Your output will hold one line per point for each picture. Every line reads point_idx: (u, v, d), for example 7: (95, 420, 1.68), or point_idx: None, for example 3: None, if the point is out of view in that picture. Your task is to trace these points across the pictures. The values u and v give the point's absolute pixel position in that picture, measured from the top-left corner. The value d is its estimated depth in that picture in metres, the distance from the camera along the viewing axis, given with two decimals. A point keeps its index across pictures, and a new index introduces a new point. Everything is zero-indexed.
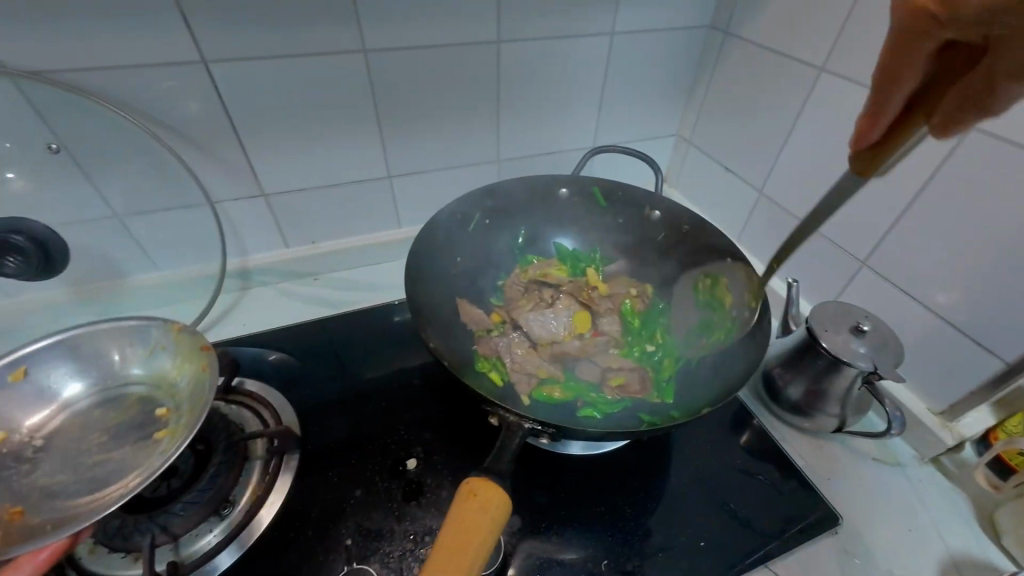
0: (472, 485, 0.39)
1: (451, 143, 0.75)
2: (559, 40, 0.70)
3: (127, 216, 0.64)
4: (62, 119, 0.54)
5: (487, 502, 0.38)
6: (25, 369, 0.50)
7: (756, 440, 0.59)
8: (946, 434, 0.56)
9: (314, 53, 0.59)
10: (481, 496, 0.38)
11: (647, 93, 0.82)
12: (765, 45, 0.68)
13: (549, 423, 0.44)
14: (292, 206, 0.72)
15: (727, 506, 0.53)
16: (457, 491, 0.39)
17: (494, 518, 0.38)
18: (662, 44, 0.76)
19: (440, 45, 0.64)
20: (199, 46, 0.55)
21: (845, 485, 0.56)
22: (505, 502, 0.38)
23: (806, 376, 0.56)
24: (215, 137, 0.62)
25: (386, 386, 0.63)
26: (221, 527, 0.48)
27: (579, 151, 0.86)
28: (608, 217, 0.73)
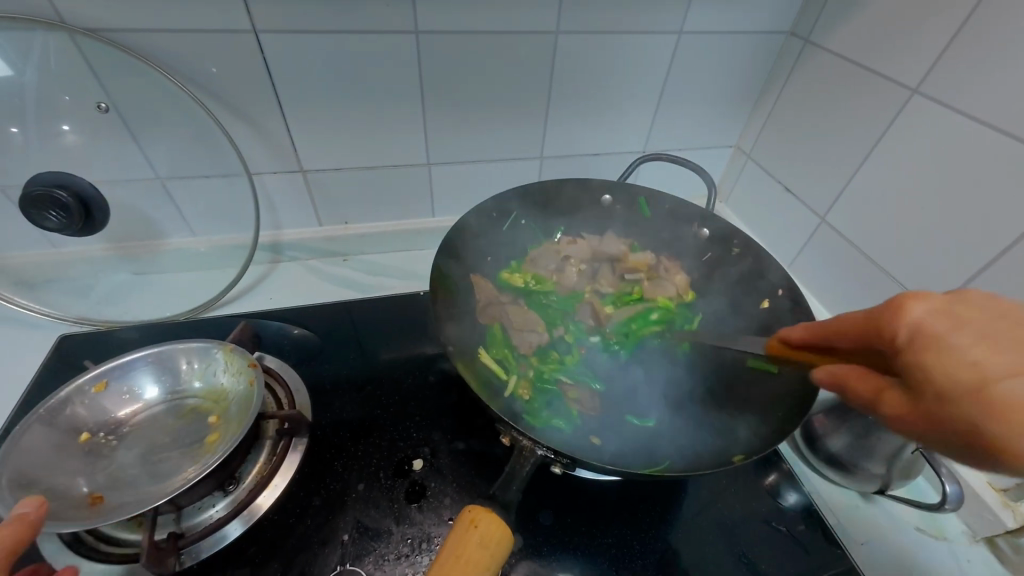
0: (473, 515, 0.38)
1: (495, 135, 0.72)
2: (622, 35, 0.65)
3: (170, 180, 0.64)
4: (114, 79, 0.54)
5: (487, 537, 0.37)
6: (107, 380, 0.51)
7: (784, 484, 0.55)
8: (1007, 515, 0.50)
9: (364, 31, 0.57)
10: (482, 529, 0.37)
11: (709, 99, 0.76)
12: (850, 58, 0.62)
13: (563, 453, 0.42)
14: (329, 184, 0.71)
15: (745, 557, 0.49)
16: (458, 519, 0.38)
17: (493, 554, 0.36)
18: (732, 47, 0.70)
19: (495, 32, 0.61)
20: (250, 16, 0.53)
21: (880, 553, 0.51)
22: (505, 540, 0.37)
23: (852, 430, 0.51)
24: (260, 109, 0.61)
25: (401, 377, 0.62)
26: (225, 503, 0.48)
27: (628, 155, 0.81)
28: (651, 229, 0.69)
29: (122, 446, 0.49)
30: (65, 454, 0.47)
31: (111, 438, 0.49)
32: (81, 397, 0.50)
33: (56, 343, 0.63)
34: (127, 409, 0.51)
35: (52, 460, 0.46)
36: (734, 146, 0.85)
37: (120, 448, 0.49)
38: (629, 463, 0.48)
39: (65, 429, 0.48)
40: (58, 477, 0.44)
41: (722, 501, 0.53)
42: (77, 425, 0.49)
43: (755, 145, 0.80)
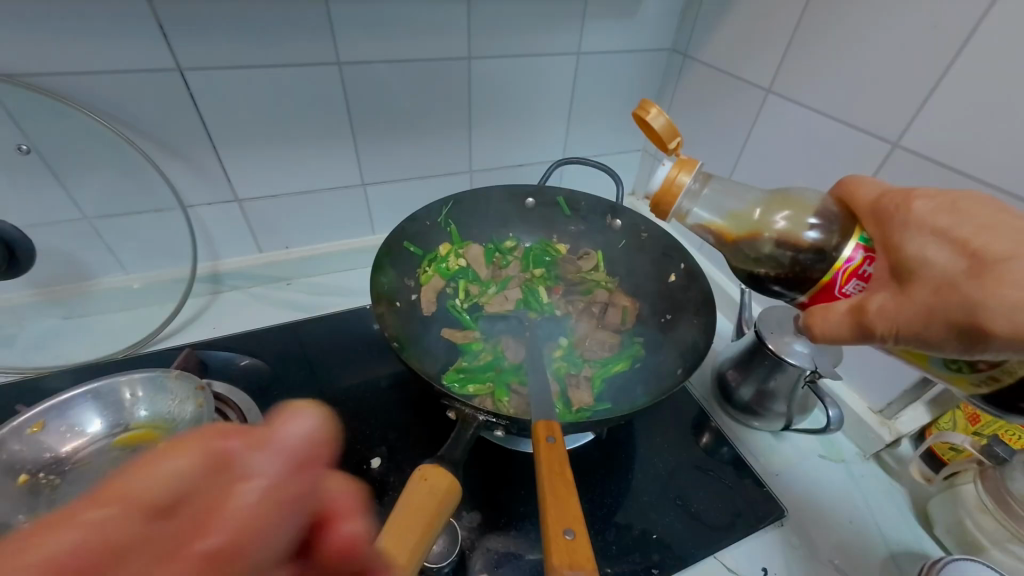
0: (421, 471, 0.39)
1: (424, 153, 0.77)
2: (528, 57, 0.73)
3: (97, 219, 0.64)
4: (34, 123, 0.55)
5: (437, 486, 0.38)
6: (45, 421, 0.50)
7: (715, 442, 0.61)
8: (885, 431, 0.59)
9: (288, 64, 0.62)
10: (432, 479, 0.38)
11: (613, 109, 0.86)
12: (719, 67, 0.73)
13: (503, 415, 0.44)
14: (266, 211, 0.73)
15: (682, 501, 0.55)
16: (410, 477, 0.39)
17: (444, 500, 0.37)
18: (626, 63, 0.81)
19: (414, 60, 0.67)
20: (175, 55, 0.56)
21: (793, 480, 0.58)
22: (456, 486, 0.38)
23: (755, 377, 0.59)
24: (190, 144, 0.63)
25: (356, 388, 0.64)
26: None
27: (548, 164, 0.89)
28: (572, 225, 0.73)
29: (66, 483, 0.48)
30: (5, 498, 0.46)
31: (53, 477, 0.48)
32: (15, 440, 0.49)
33: None
34: (68, 447, 0.50)
35: None
36: (642, 150, 0.95)
37: (64, 485, 0.48)
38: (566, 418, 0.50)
39: (1, 474, 0.47)
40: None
41: (659, 455, 0.59)
42: (14, 469, 0.48)
43: (658, 147, 0.91)
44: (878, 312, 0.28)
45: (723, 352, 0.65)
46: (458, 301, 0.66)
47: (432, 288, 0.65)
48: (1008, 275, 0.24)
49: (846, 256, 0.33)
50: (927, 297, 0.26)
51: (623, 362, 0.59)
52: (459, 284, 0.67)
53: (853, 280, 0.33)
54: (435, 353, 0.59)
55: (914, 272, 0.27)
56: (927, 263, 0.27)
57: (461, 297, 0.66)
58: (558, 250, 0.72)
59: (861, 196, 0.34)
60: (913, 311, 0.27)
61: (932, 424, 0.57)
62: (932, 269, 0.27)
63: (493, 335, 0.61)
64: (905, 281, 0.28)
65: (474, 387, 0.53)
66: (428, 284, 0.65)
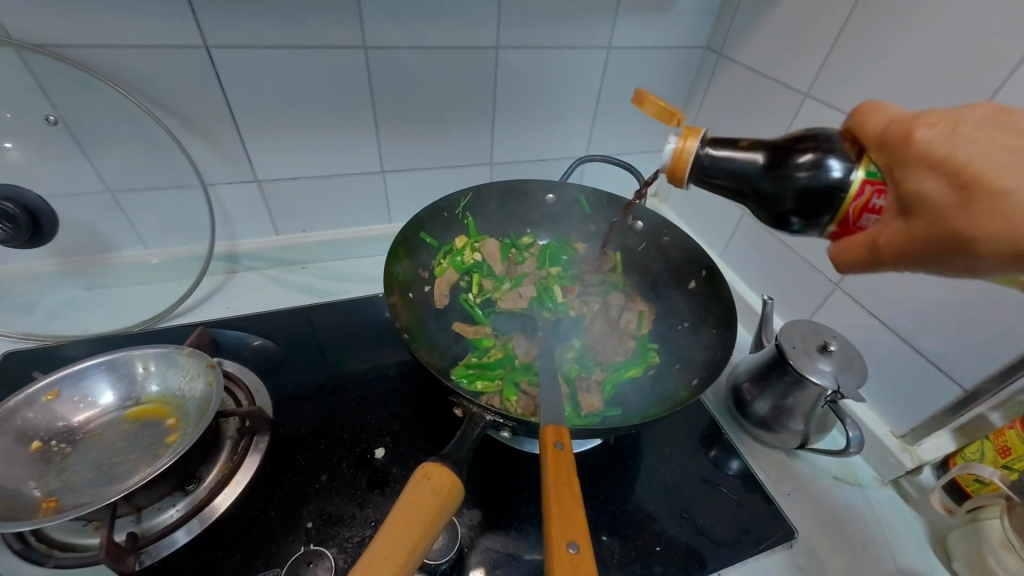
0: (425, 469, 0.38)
1: (445, 143, 0.76)
2: (557, 49, 0.71)
3: (120, 192, 0.65)
4: (63, 94, 0.55)
5: (439, 487, 0.37)
6: (59, 389, 0.51)
7: (725, 455, 0.59)
8: (906, 457, 0.57)
9: (315, 47, 0.61)
10: (435, 479, 0.37)
11: (641, 107, 0.84)
12: (756, 69, 0.70)
13: (512, 417, 0.44)
14: (285, 194, 0.73)
15: (687, 514, 0.53)
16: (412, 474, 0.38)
17: (446, 502, 0.36)
18: (658, 60, 0.78)
19: (441, 47, 0.66)
20: (203, 33, 0.56)
21: (805, 500, 0.56)
22: (458, 488, 0.37)
23: (773, 392, 0.57)
24: (214, 122, 0.63)
25: (364, 376, 0.63)
26: (185, 502, 0.48)
27: (570, 160, 0.87)
28: (591, 224, 0.71)
29: (76, 452, 0.49)
30: (17, 462, 0.46)
31: (64, 446, 0.49)
32: (30, 407, 0.49)
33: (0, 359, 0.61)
34: (81, 417, 0.51)
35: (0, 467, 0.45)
36: (667, 151, 0.92)
37: (74, 454, 0.49)
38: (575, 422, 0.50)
39: (15, 439, 0.48)
40: (8, 485, 0.44)
41: (666, 465, 0.58)
42: (28, 435, 0.48)
43: None
44: (887, 246, 0.29)
45: (740, 363, 0.63)
46: (472, 295, 0.65)
47: (446, 281, 0.64)
48: (995, 206, 0.24)
49: (852, 194, 0.31)
50: (925, 231, 0.27)
51: (637, 368, 0.57)
52: (474, 279, 0.66)
53: (865, 215, 0.32)
54: (445, 346, 0.59)
55: (917, 208, 0.27)
56: (924, 199, 0.27)
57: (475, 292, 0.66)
58: (576, 250, 0.71)
59: (872, 119, 0.31)
60: (913, 244, 0.28)
61: (958, 453, 0.54)
62: (929, 204, 0.27)
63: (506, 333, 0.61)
64: (908, 214, 0.28)
65: (483, 383, 0.53)
66: (442, 277, 0.64)
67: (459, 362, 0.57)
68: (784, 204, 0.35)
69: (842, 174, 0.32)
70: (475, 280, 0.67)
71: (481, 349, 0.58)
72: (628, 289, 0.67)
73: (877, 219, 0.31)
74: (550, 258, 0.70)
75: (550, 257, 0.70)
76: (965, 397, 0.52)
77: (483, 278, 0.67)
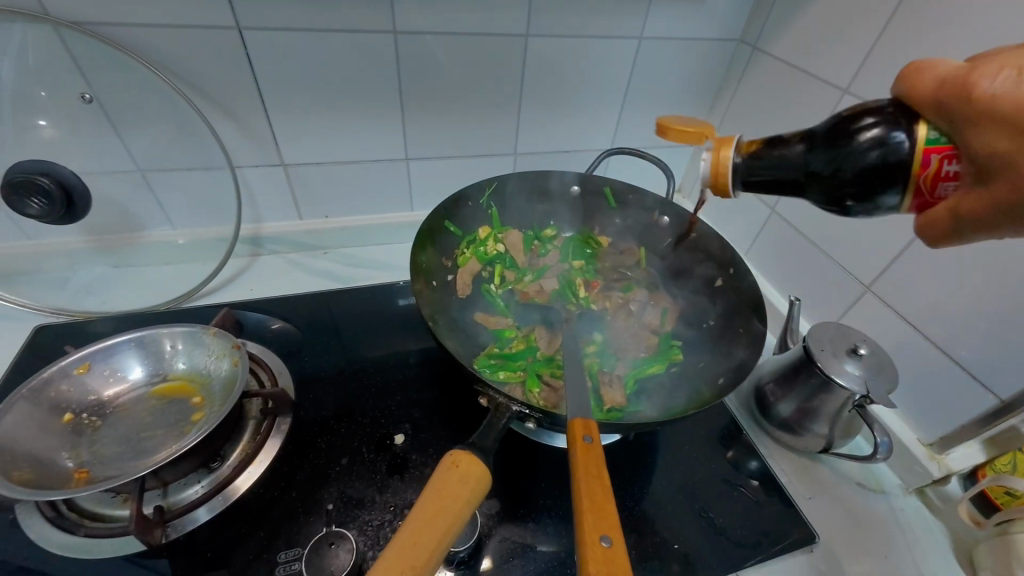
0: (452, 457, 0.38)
1: (470, 131, 0.76)
2: (588, 39, 0.70)
3: (150, 172, 0.65)
4: (98, 72, 0.56)
5: (468, 475, 0.37)
6: (90, 362, 0.52)
7: (745, 455, 0.59)
8: (934, 466, 0.56)
9: (345, 31, 0.61)
10: (463, 467, 0.37)
11: (669, 100, 0.82)
12: (792, 63, 0.68)
13: (537, 408, 0.43)
14: (310, 178, 0.73)
15: (706, 514, 0.53)
16: (439, 461, 0.38)
17: (474, 490, 0.36)
18: (689, 51, 0.76)
19: (471, 34, 0.65)
20: (235, 13, 0.56)
21: (827, 505, 0.56)
22: (485, 476, 0.37)
23: (797, 394, 0.56)
24: (243, 105, 0.63)
25: (383, 363, 0.64)
26: (209, 479, 0.49)
27: (594, 153, 0.86)
28: (616, 218, 0.70)
29: (106, 425, 0.50)
30: (50, 432, 0.47)
31: (95, 418, 0.50)
32: (64, 378, 0.50)
33: (32, 333, 0.63)
34: (111, 391, 0.52)
35: (34, 436, 0.46)
36: (694, 146, 0.91)
37: (104, 427, 0.50)
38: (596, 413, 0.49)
39: (49, 409, 0.49)
40: (42, 454, 0.45)
41: (686, 464, 0.57)
42: (61, 406, 0.50)
43: (712, 144, 0.87)
44: (968, 212, 0.29)
45: (764, 364, 0.62)
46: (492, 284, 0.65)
47: (467, 267, 0.64)
48: None
49: (918, 164, 0.30)
50: (1006, 193, 0.26)
51: (659, 365, 0.56)
52: (496, 269, 0.66)
53: (942, 183, 0.30)
54: (467, 335, 0.58)
55: (996, 168, 0.27)
56: (999, 157, 0.26)
57: (497, 282, 0.65)
58: (600, 243, 0.70)
59: (922, 78, 0.30)
60: (992, 205, 0.27)
61: (988, 465, 0.53)
62: (1005, 163, 0.26)
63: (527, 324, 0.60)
64: (988, 176, 0.27)
65: (505, 374, 0.52)
66: (464, 264, 0.64)
67: (481, 351, 0.56)
68: (843, 185, 0.33)
69: (904, 142, 0.30)
70: (497, 270, 0.66)
71: (503, 339, 0.58)
72: (652, 285, 0.66)
73: (956, 186, 0.30)
74: (574, 252, 0.70)
75: (573, 250, 0.70)
76: (1001, 407, 0.50)
77: (504, 267, 0.67)
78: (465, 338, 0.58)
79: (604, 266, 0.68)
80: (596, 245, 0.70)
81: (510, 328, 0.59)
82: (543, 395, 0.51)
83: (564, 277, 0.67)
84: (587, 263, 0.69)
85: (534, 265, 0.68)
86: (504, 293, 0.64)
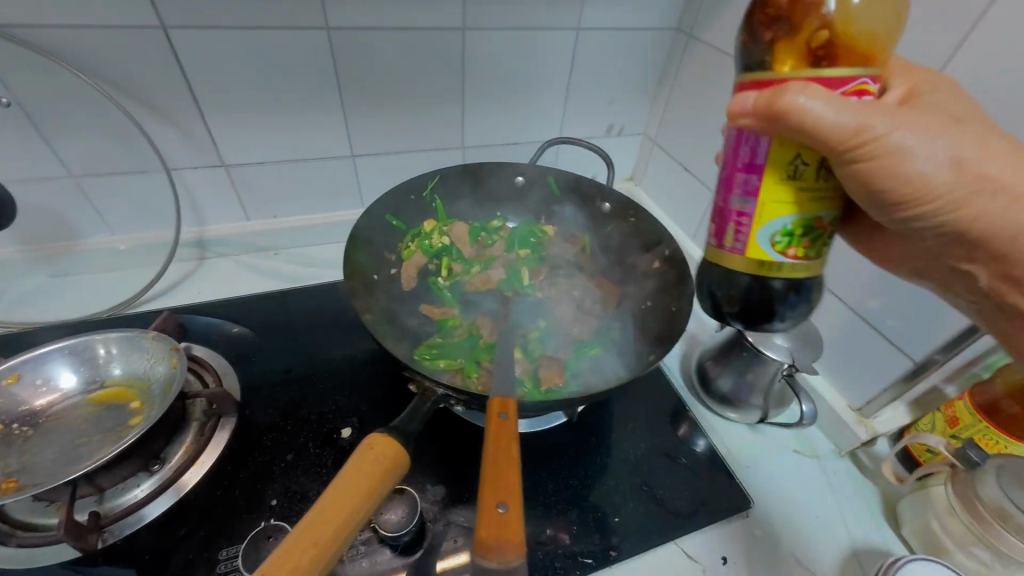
0: (371, 439, 0.38)
1: (415, 126, 0.76)
2: (526, 30, 0.71)
3: (83, 177, 0.64)
4: (17, 76, 0.54)
5: (384, 455, 0.37)
6: (19, 373, 0.51)
7: (688, 430, 0.61)
8: (862, 429, 0.58)
9: (275, 27, 0.60)
10: (379, 448, 0.37)
11: (613, 89, 0.83)
12: (724, 49, 0.70)
13: (465, 392, 0.44)
14: (254, 178, 0.73)
15: (647, 487, 0.54)
16: (356, 443, 0.38)
17: (389, 470, 0.37)
18: (628, 41, 0.78)
19: (407, 28, 0.66)
20: (159, 13, 0.55)
21: (764, 473, 0.58)
22: (402, 456, 0.38)
23: (733, 368, 0.59)
24: (176, 105, 0.63)
25: (332, 361, 0.64)
26: (149, 482, 0.49)
27: (543, 144, 0.87)
28: (560, 207, 0.72)
29: (39, 434, 0.49)
30: None
31: (26, 429, 0.49)
32: None
33: None
34: (43, 400, 0.51)
35: None
36: (642, 134, 0.92)
37: (36, 437, 0.49)
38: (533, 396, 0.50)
39: None
40: None
41: (631, 442, 0.59)
42: None
43: (658, 132, 0.88)
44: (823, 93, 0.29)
45: (704, 342, 0.64)
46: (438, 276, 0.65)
47: (411, 261, 0.64)
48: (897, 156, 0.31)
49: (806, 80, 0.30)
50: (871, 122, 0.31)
51: (600, 348, 0.58)
52: (442, 261, 0.67)
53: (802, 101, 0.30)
54: (411, 327, 0.59)
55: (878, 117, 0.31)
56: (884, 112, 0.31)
57: (443, 274, 0.66)
58: (546, 232, 0.71)
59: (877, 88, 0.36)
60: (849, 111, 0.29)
61: (912, 425, 0.55)
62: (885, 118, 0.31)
63: (471, 315, 0.61)
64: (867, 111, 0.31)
65: (445, 362, 0.53)
66: (409, 258, 0.65)
67: (424, 342, 0.57)
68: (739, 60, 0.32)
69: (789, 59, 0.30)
70: (443, 262, 0.67)
71: (446, 329, 0.59)
72: (596, 271, 0.68)
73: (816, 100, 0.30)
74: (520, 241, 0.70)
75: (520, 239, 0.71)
76: (916, 369, 0.53)
77: (450, 259, 0.67)
78: (409, 330, 0.58)
79: (551, 254, 0.70)
80: (542, 234, 0.71)
81: (453, 319, 0.60)
82: (482, 381, 0.51)
83: (510, 266, 0.68)
84: (534, 251, 0.70)
85: (480, 256, 0.69)
86: (450, 285, 0.65)
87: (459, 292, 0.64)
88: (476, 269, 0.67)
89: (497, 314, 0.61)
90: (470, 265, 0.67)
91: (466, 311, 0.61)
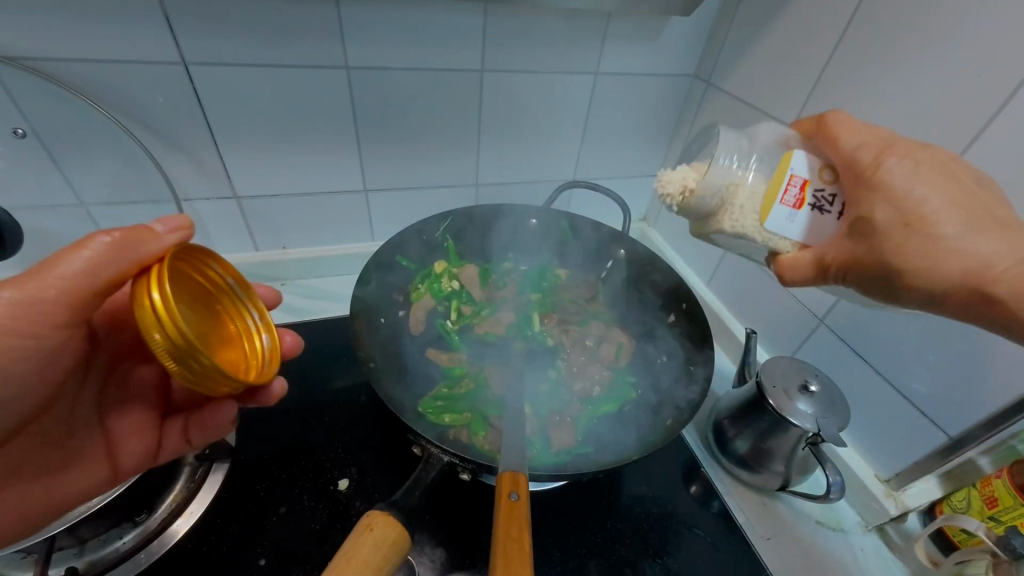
0: (370, 519, 0.37)
1: (429, 163, 0.75)
2: (544, 74, 0.71)
3: (94, 207, 0.64)
4: (36, 108, 0.55)
5: (383, 538, 0.36)
6: None
7: (705, 494, 0.57)
8: (890, 503, 0.55)
9: (295, 65, 0.60)
10: (379, 530, 0.36)
11: (630, 132, 0.83)
12: (744, 99, 0.70)
13: (470, 459, 0.42)
14: (265, 211, 0.72)
15: (661, 559, 0.51)
16: (355, 524, 0.37)
17: (388, 555, 0.36)
18: (646, 86, 0.78)
19: (425, 69, 0.66)
20: (181, 49, 0.55)
21: (786, 546, 0.54)
22: (402, 538, 0.37)
23: (752, 432, 0.56)
24: (192, 138, 0.63)
25: (331, 402, 0.61)
26: (133, 534, 0.46)
27: (557, 184, 0.86)
28: (574, 250, 0.70)
29: None
30: None
31: None
32: None
33: None
34: None
35: None
36: (657, 176, 0.91)
37: None
38: (542, 457, 0.48)
39: None
40: None
41: (644, 506, 0.56)
42: None
43: None
44: None
45: (721, 399, 0.61)
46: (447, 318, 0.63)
47: (420, 303, 0.63)
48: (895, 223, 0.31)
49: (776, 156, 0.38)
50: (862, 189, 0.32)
51: (613, 403, 0.55)
52: (451, 303, 0.65)
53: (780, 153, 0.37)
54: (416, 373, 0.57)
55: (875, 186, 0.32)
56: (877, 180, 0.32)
57: (451, 316, 0.64)
58: (559, 276, 0.70)
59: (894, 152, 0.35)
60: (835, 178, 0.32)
61: (944, 501, 0.52)
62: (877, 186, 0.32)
63: (480, 362, 0.59)
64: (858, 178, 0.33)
65: (450, 416, 0.51)
66: (419, 299, 0.63)
67: (429, 391, 0.55)
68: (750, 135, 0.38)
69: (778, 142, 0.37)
70: (453, 303, 0.65)
71: (453, 377, 0.57)
72: (610, 318, 0.66)
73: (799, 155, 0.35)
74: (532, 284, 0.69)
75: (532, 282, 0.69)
76: (951, 444, 0.49)
77: (460, 301, 0.66)
78: (414, 378, 0.56)
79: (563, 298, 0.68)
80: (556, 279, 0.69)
81: (461, 366, 0.58)
82: (488, 438, 0.49)
83: (522, 310, 0.66)
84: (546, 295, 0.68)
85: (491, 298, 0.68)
86: (458, 328, 0.63)
87: (467, 336, 0.62)
88: (486, 312, 0.65)
89: (506, 362, 0.59)
90: (480, 307, 0.66)
91: (475, 358, 0.60)
